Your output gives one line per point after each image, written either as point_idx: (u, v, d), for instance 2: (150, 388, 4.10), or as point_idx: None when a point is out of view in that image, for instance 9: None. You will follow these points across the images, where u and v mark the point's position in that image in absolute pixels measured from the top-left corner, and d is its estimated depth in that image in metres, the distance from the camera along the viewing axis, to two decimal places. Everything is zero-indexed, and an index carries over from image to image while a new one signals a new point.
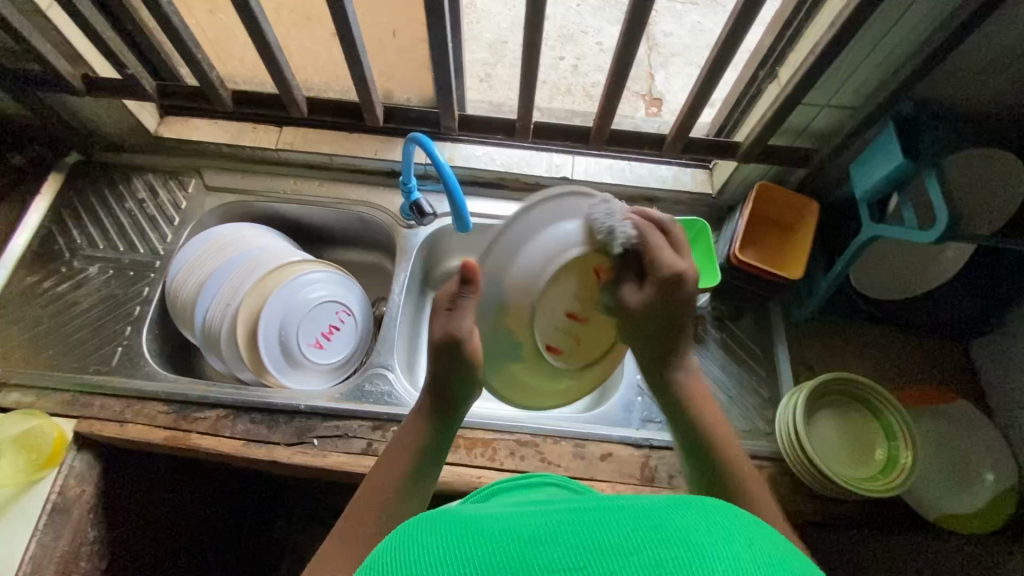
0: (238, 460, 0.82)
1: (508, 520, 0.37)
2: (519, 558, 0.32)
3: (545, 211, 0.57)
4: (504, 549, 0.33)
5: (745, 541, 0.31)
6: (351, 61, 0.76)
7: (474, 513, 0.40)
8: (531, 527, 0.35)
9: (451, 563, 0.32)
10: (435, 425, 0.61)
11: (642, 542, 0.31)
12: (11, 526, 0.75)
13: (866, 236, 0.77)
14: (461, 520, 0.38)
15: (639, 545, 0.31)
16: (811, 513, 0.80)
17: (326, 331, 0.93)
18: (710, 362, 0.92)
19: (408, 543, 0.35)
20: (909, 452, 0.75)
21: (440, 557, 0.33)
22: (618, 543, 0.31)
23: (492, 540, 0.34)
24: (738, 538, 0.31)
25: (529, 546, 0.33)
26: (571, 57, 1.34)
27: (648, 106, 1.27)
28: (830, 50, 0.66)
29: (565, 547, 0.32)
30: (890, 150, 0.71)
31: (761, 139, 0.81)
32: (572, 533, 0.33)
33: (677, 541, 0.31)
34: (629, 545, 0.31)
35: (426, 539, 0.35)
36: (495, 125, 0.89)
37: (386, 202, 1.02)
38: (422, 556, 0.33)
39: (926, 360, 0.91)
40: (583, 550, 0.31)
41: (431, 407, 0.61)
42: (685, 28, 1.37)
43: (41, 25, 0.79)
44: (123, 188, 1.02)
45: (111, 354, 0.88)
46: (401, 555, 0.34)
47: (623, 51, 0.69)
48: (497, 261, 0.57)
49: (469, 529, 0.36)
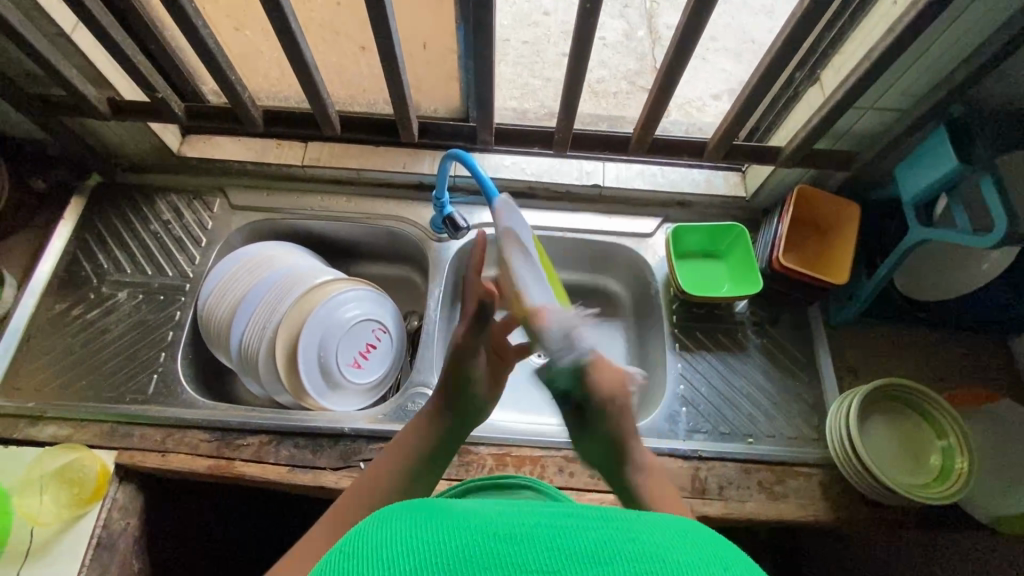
0: (283, 487, 0.80)
1: (486, 512, 0.37)
2: (495, 551, 0.32)
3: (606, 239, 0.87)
4: (480, 541, 0.33)
5: (724, 565, 0.31)
6: (389, 76, 0.74)
7: (445, 502, 0.40)
8: (510, 521, 0.35)
9: (422, 551, 0.32)
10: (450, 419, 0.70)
11: (619, 551, 0.31)
12: (59, 563, 0.73)
13: (915, 240, 0.76)
14: (438, 508, 0.37)
15: (616, 556, 0.31)
16: (866, 520, 0.79)
17: (363, 350, 0.91)
18: (753, 369, 0.91)
19: (380, 527, 0.35)
20: (964, 459, 0.75)
21: (413, 544, 0.33)
22: (597, 550, 0.31)
23: (467, 531, 0.34)
24: (718, 561, 0.31)
25: (506, 540, 0.33)
26: None
27: None
28: (887, 55, 0.65)
29: (541, 549, 0.32)
30: (944, 153, 0.70)
31: (805, 144, 0.79)
32: (551, 536, 0.33)
33: (657, 553, 0.31)
34: (607, 553, 0.31)
35: (403, 525, 0.35)
36: (531, 136, 0.87)
37: (416, 215, 1.01)
38: (397, 539, 0.33)
39: (968, 360, 0.91)
40: (560, 555, 0.31)
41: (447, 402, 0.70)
42: None
43: (67, 49, 0.77)
44: (146, 210, 1.00)
45: (146, 382, 0.87)
46: (371, 542, 0.33)
47: (672, 61, 0.68)
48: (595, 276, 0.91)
49: (443, 518, 0.36)
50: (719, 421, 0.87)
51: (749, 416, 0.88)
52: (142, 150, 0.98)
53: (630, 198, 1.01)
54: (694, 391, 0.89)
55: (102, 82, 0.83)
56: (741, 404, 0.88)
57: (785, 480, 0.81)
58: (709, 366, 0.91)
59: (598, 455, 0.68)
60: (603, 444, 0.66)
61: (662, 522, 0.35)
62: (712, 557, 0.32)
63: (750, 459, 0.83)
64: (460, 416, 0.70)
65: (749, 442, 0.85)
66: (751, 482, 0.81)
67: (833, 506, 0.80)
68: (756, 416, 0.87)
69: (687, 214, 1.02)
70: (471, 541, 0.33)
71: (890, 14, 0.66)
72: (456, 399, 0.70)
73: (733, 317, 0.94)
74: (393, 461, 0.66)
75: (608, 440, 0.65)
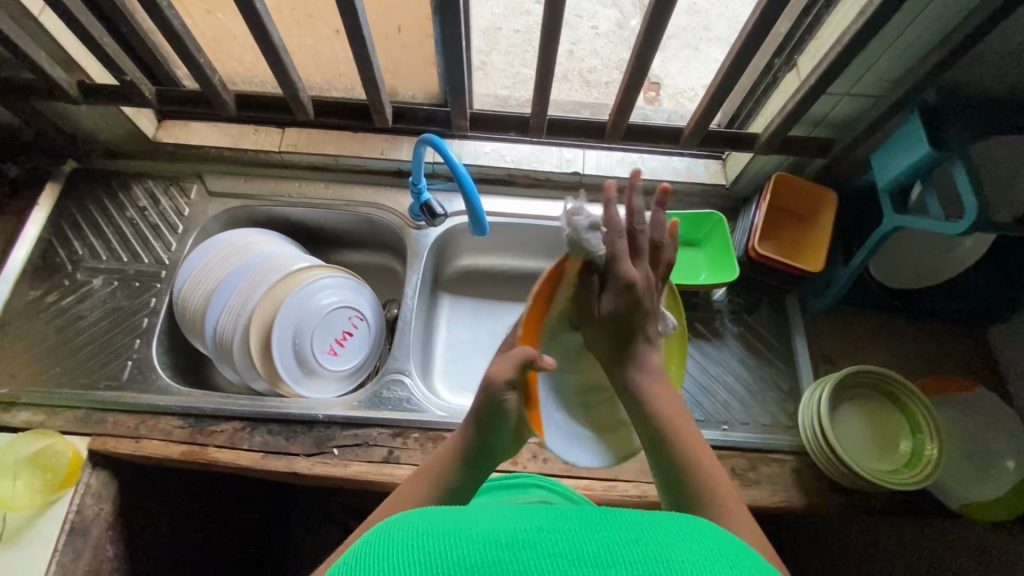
0: (257, 473, 0.80)
1: (483, 519, 0.37)
2: (495, 557, 0.31)
3: None
4: (480, 549, 0.32)
5: (726, 563, 0.32)
6: (360, 60, 0.73)
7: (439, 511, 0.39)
8: (510, 527, 0.35)
9: (422, 565, 0.31)
10: (475, 454, 0.58)
11: (621, 554, 0.31)
12: (29, 548, 0.73)
13: (889, 227, 0.76)
14: (434, 520, 0.37)
15: (616, 561, 0.31)
16: (836, 506, 0.79)
17: (340, 338, 0.91)
18: (728, 357, 0.91)
19: (379, 540, 0.34)
20: (934, 444, 0.75)
21: (414, 554, 0.32)
22: (597, 553, 0.31)
23: (465, 541, 0.33)
24: (719, 560, 0.32)
25: (506, 546, 0.32)
26: (568, 43, 1.31)
27: (647, 92, 1.24)
28: (858, 39, 0.64)
29: (542, 555, 0.32)
30: (916, 139, 0.70)
31: (781, 130, 0.79)
32: (551, 541, 0.33)
33: (655, 554, 0.31)
34: (608, 556, 0.31)
35: (403, 537, 0.34)
36: (508, 122, 0.86)
37: (394, 202, 1.00)
38: (398, 552, 0.33)
39: (944, 350, 0.91)
40: (561, 559, 0.31)
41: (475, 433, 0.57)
42: None
43: (33, 30, 0.76)
44: (123, 196, 0.99)
45: (121, 368, 0.87)
46: (370, 560, 0.32)
47: (644, 45, 0.67)
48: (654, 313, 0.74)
49: (441, 530, 0.35)
50: (695, 408, 0.87)
51: (724, 403, 0.88)
52: (117, 136, 0.97)
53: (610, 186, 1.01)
54: None
55: (72, 64, 0.82)
56: (717, 392, 0.89)
57: (758, 467, 0.82)
58: (686, 353, 0.91)
59: (604, 342, 0.63)
60: (613, 329, 0.63)
61: (659, 521, 0.35)
62: (713, 555, 0.32)
63: (723, 446, 0.83)
64: (492, 451, 0.58)
65: (723, 429, 0.85)
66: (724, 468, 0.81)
67: (804, 493, 0.80)
68: (732, 403, 0.88)
69: (667, 202, 1.02)
70: (470, 550, 0.32)
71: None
72: (484, 429, 0.57)
73: (711, 305, 0.94)
74: (412, 495, 0.55)
75: (618, 330, 0.62)
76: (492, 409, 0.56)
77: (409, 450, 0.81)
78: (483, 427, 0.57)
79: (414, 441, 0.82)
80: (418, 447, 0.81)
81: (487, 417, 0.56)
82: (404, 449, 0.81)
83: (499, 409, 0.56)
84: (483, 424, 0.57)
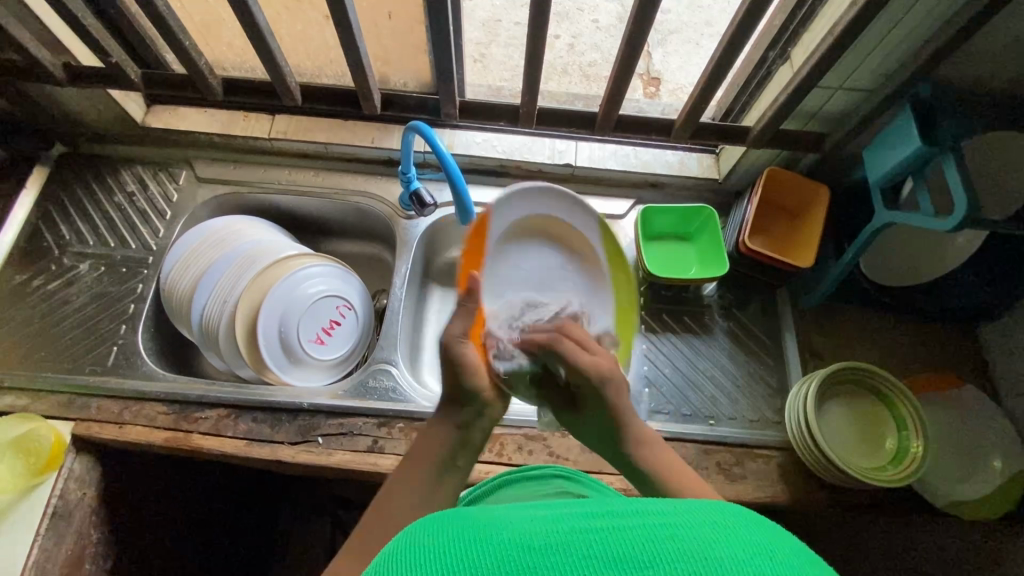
0: (241, 460, 0.80)
1: (511, 523, 0.35)
2: (528, 563, 0.30)
3: (629, 242, 0.97)
4: (511, 553, 0.31)
5: (766, 551, 0.31)
6: (348, 46, 0.72)
7: (464, 516, 0.37)
8: (541, 526, 0.33)
9: None
10: (459, 424, 0.59)
11: (658, 552, 0.30)
12: (11, 530, 0.73)
13: (880, 223, 0.76)
14: (462, 529, 0.35)
15: (651, 562, 0.29)
16: (820, 502, 0.79)
17: (327, 327, 0.90)
18: (718, 352, 0.91)
19: (411, 545, 0.34)
20: (920, 441, 0.75)
21: (448, 562, 0.32)
22: (635, 554, 0.30)
23: (497, 551, 0.32)
24: (757, 548, 0.31)
25: (540, 549, 0.31)
26: (567, 36, 1.30)
27: (646, 86, 1.23)
28: (850, 30, 0.63)
29: (576, 557, 0.30)
30: (908, 133, 0.70)
31: (772, 123, 0.78)
32: (583, 543, 0.31)
33: (694, 552, 0.30)
34: (646, 558, 0.29)
35: (432, 552, 0.32)
36: (498, 111, 0.86)
37: (384, 191, 0.99)
38: (431, 559, 0.32)
39: (935, 348, 0.90)
40: (596, 563, 0.30)
41: (449, 405, 0.60)
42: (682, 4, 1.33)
43: (17, 10, 0.75)
44: (111, 180, 0.98)
45: (106, 354, 0.86)
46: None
47: (633, 34, 0.66)
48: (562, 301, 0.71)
49: (472, 539, 0.33)
50: (682, 402, 0.87)
51: (711, 397, 0.87)
52: (105, 121, 0.96)
53: (602, 178, 1.00)
54: (658, 373, 0.89)
55: (58, 47, 0.81)
56: (705, 387, 0.88)
57: (744, 462, 0.81)
58: (674, 347, 0.91)
59: (598, 441, 0.65)
60: (602, 424, 0.63)
61: (696, 511, 0.33)
62: (751, 545, 0.31)
63: (709, 440, 0.83)
64: (470, 423, 0.60)
65: (709, 424, 0.85)
66: (710, 462, 0.81)
67: (789, 488, 0.80)
68: (719, 398, 0.87)
69: (659, 195, 1.01)
70: (501, 556, 0.31)
71: None
72: (459, 397, 0.60)
73: (700, 300, 0.94)
74: (401, 479, 0.55)
75: (604, 421, 0.63)
76: (456, 373, 0.60)
77: (393, 440, 0.80)
78: (452, 399, 0.61)
79: (399, 431, 0.81)
80: (403, 437, 0.81)
81: (454, 379, 0.60)
82: (389, 439, 0.81)
83: (460, 376, 0.60)
84: (452, 400, 0.61)
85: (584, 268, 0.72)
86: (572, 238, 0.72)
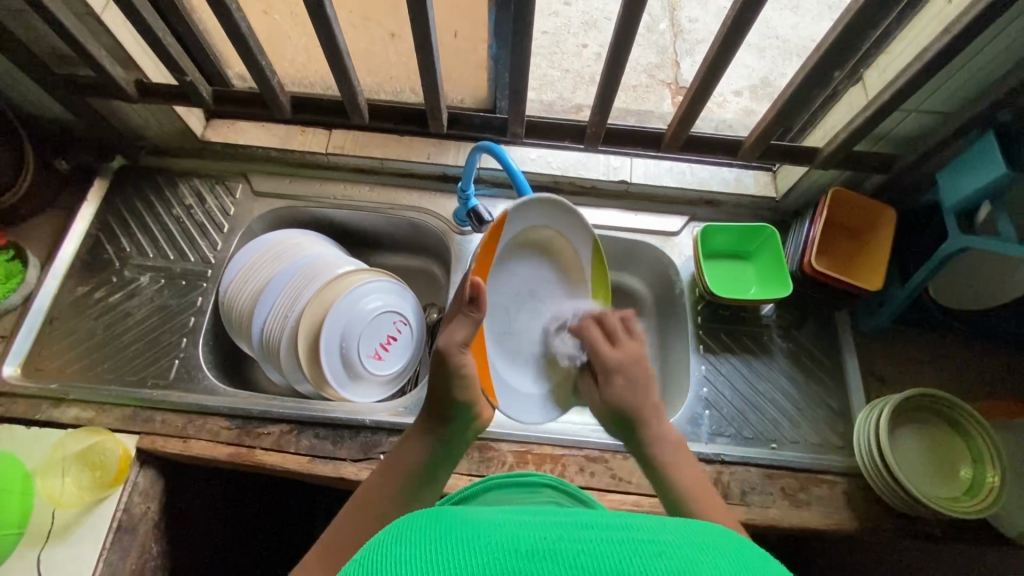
0: (304, 477, 0.80)
1: (490, 526, 0.34)
2: (512, 568, 0.29)
3: (684, 259, 0.97)
4: (501, 558, 0.30)
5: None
6: (424, 66, 0.72)
7: (442, 511, 0.37)
8: (525, 533, 0.33)
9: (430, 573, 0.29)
10: (435, 442, 0.62)
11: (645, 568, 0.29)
12: (80, 545, 0.73)
13: (955, 247, 0.74)
14: (440, 523, 0.35)
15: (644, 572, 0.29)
16: (890, 530, 0.77)
17: (384, 342, 0.91)
18: (778, 373, 0.90)
19: (388, 543, 0.33)
20: (997, 472, 0.73)
21: (426, 560, 0.31)
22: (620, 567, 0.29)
23: (477, 550, 0.31)
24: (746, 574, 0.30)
25: (522, 554, 0.30)
26: (595, 45, 1.29)
27: (675, 96, 1.23)
28: (942, 56, 0.63)
29: (564, 565, 0.29)
30: (992, 158, 0.68)
31: (846, 146, 0.77)
32: (568, 551, 0.31)
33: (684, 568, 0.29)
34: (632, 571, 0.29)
35: (407, 544, 0.32)
36: (562, 130, 0.85)
37: (438, 207, 1.00)
38: (416, 554, 0.31)
39: (1000, 372, 0.88)
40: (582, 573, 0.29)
41: (429, 421, 0.63)
42: (711, 13, 1.33)
43: (95, 28, 0.76)
44: (169, 193, 0.99)
45: (168, 366, 0.87)
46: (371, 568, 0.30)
47: (716, 57, 0.66)
48: (533, 298, 0.78)
49: (452, 531, 0.33)
50: (743, 425, 0.86)
51: (773, 420, 0.86)
52: (167, 135, 0.97)
53: (657, 195, 1.00)
54: (719, 395, 0.88)
55: (131, 63, 0.82)
56: (766, 409, 0.87)
57: (810, 488, 0.80)
58: (733, 369, 0.90)
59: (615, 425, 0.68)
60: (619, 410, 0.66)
61: (688, 531, 0.33)
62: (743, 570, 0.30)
63: (774, 464, 0.81)
64: (451, 439, 0.63)
65: (772, 448, 0.83)
66: (775, 488, 0.80)
67: (857, 516, 0.78)
68: (781, 421, 0.86)
69: (715, 213, 1.00)
70: (490, 558, 0.30)
71: (944, 14, 0.64)
72: (443, 417, 0.62)
73: (759, 320, 0.93)
74: (379, 484, 0.60)
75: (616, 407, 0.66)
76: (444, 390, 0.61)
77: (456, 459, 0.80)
78: (437, 413, 0.63)
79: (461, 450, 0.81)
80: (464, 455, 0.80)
81: (441, 400, 0.62)
82: None
83: (449, 392, 0.62)
84: (437, 415, 0.63)
85: (565, 278, 0.80)
86: (559, 249, 0.79)
